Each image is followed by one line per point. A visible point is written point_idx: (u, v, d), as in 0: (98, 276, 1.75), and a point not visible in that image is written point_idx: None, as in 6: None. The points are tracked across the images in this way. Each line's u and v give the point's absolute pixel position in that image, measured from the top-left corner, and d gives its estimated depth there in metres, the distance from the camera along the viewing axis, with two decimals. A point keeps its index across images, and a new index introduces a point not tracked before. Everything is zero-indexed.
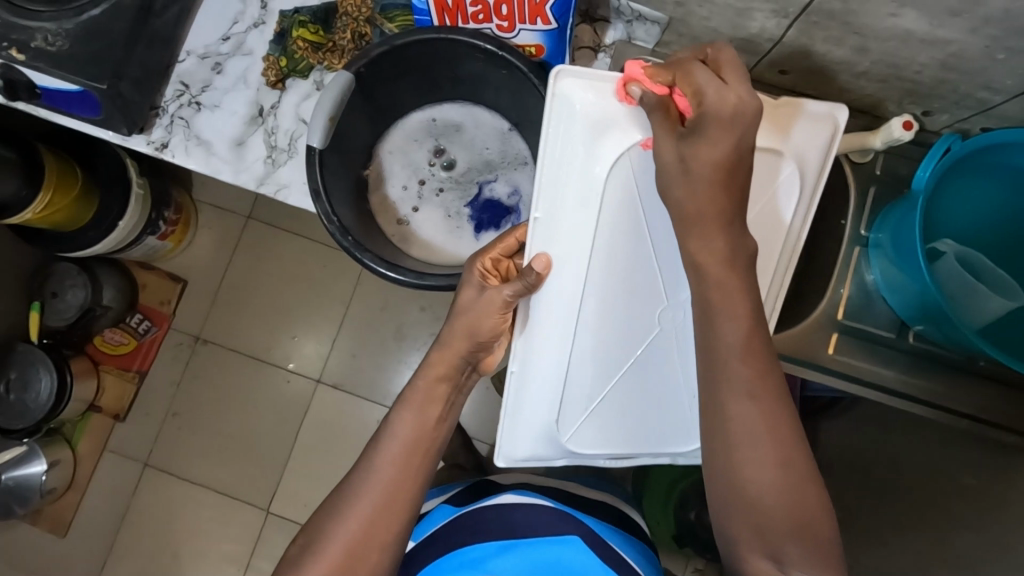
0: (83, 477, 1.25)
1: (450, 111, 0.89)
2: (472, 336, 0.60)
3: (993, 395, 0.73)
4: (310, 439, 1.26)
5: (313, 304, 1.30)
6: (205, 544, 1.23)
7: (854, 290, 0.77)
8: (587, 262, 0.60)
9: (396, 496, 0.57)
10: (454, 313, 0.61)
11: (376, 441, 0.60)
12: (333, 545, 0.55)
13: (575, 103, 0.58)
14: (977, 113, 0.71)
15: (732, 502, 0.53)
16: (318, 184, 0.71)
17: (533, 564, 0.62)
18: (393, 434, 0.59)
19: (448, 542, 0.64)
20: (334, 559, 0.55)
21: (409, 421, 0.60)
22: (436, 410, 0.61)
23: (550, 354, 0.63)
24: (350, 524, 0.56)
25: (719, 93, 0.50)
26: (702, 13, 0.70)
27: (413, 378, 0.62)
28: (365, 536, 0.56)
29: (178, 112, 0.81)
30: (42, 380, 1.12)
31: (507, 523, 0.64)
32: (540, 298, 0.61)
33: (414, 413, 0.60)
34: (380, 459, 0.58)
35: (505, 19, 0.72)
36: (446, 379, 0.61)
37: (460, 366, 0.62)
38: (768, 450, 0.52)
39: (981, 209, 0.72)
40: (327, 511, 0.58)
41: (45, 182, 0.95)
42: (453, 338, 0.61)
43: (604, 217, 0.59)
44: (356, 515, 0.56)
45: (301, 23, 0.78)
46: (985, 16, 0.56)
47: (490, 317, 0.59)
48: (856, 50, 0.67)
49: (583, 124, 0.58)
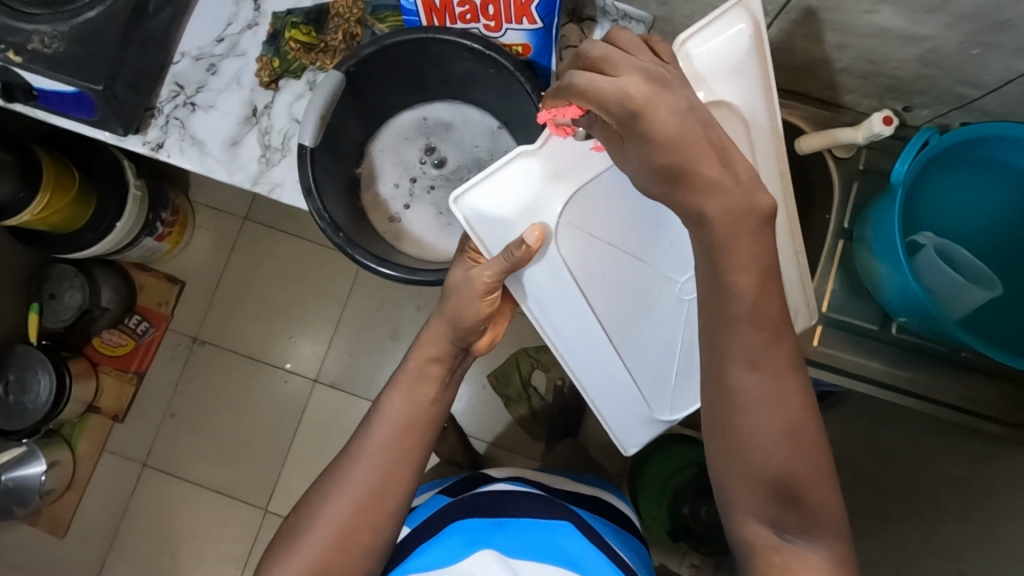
0: (82, 478, 1.26)
1: (441, 110, 0.91)
2: (455, 320, 0.64)
3: (979, 386, 0.74)
4: (308, 438, 1.27)
5: (310, 304, 1.31)
6: (204, 543, 1.24)
7: (839, 284, 0.79)
8: (581, 287, 0.64)
9: (386, 476, 0.58)
10: (444, 295, 0.65)
11: (366, 423, 0.62)
12: (324, 524, 0.56)
13: (489, 209, 0.63)
14: (955, 108, 0.72)
15: (732, 462, 0.50)
16: (309, 182, 0.72)
17: (529, 543, 0.59)
18: (385, 416, 0.61)
19: (441, 522, 0.63)
20: (325, 539, 0.55)
21: (401, 398, 0.62)
22: (429, 391, 0.63)
23: (603, 364, 0.67)
24: (343, 504, 0.57)
25: (614, 86, 0.49)
26: (686, 12, 0.72)
27: (405, 359, 0.65)
28: (357, 516, 0.57)
29: (173, 112, 0.82)
30: (40, 380, 1.13)
31: (501, 506, 0.64)
32: (530, 274, 0.65)
33: (406, 395, 0.62)
34: (371, 442, 0.60)
35: (493, 19, 0.73)
36: (442, 378, 0.62)
37: (452, 350, 0.65)
38: (773, 400, 0.49)
39: (961, 202, 0.73)
40: (319, 488, 0.59)
41: (42, 182, 0.96)
42: (438, 319, 0.65)
43: (598, 230, 0.63)
44: (349, 497, 0.57)
45: (294, 24, 0.80)
46: (959, 12, 0.57)
47: (473, 299, 0.63)
48: (837, 47, 0.68)
49: (506, 207, 0.63)
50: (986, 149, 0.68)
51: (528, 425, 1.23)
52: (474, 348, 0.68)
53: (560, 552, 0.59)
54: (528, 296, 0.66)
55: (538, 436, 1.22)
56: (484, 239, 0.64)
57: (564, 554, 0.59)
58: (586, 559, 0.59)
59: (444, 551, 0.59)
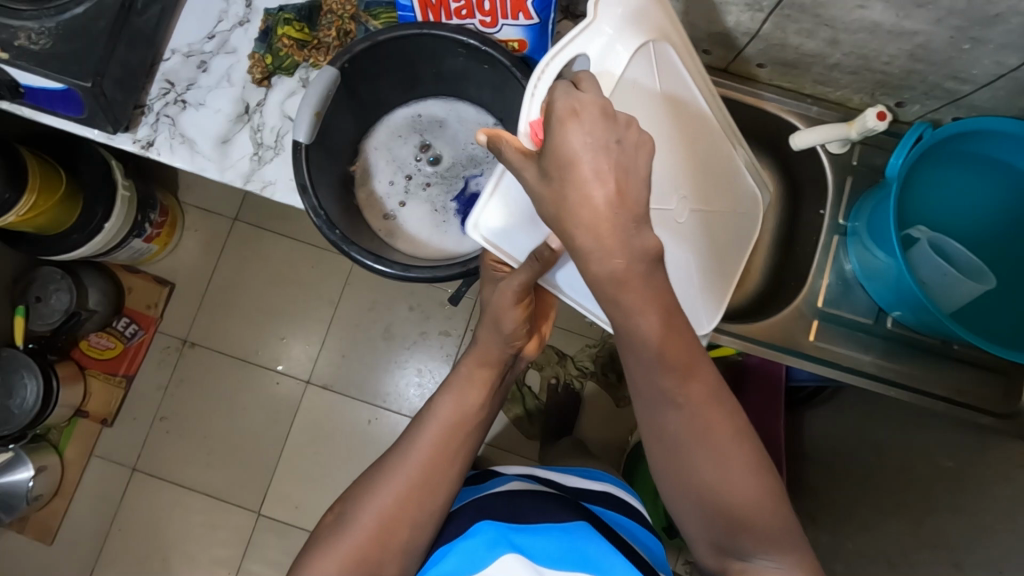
0: (70, 484, 1.24)
1: (435, 107, 0.91)
2: (499, 330, 0.62)
3: (968, 378, 0.76)
4: (300, 441, 1.26)
5: (302, 304, 1.30)
6: (196, 547, 1.23)
7: (833, 279, 0.80)
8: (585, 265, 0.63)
9: (433, 468, 0.59)
10: (484, 313, 0.65)
11: (417, 421, 0.63)
12: (370, 513, 0.56)
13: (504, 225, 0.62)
14: (947, 103, 0.73)
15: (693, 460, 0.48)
16: (305, 179, 0.71)
17: (542, 552, 0.58)
18: (435, 415, 0.62)
19: (456, 527, 0.62)
20: (370, 528, 0.55)
21: (450, 402, 0.63)
22: (475, 394, 0.63)
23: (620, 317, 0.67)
24: (389, 496, 0.57)
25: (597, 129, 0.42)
26: (679, 8, 0.72)
27: (457, 362, 0.66)
28: (404, 506, 0.57)
29: (163, 110, 0.81)
30: (27, 385, 1.12)
31: (515, 510, 0.62)
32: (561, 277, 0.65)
33: (456, 395, 0.63)
34: (418, 442, 0.60)
35: (488, 15, 0.73)
36: (486, 364, 0.65)
37: (502, 356, 0.65)
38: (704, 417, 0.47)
39: (954, 198, 0.74)
40: (359, 487, 0.60)
41: (29, 183, 0.94)
42: (483, 329, 0.64)
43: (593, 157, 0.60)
44: (396, 489, 0.57)
45: (286, 21, 0.80)
46: (948, 8, 0.58)
47: (509, 311, 0.61)
48: (829, 43, 0.69)
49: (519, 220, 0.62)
50: (976, 145, 0.69)
51: (522, 424, 1.23)
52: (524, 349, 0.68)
53: (580, 553, 0.58)
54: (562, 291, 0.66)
55: (533, 434, 1.22)
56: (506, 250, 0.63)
57: (583, 557, 0.58)
58: (605, 561, 0.58)
59: (463, 559, 0.59)
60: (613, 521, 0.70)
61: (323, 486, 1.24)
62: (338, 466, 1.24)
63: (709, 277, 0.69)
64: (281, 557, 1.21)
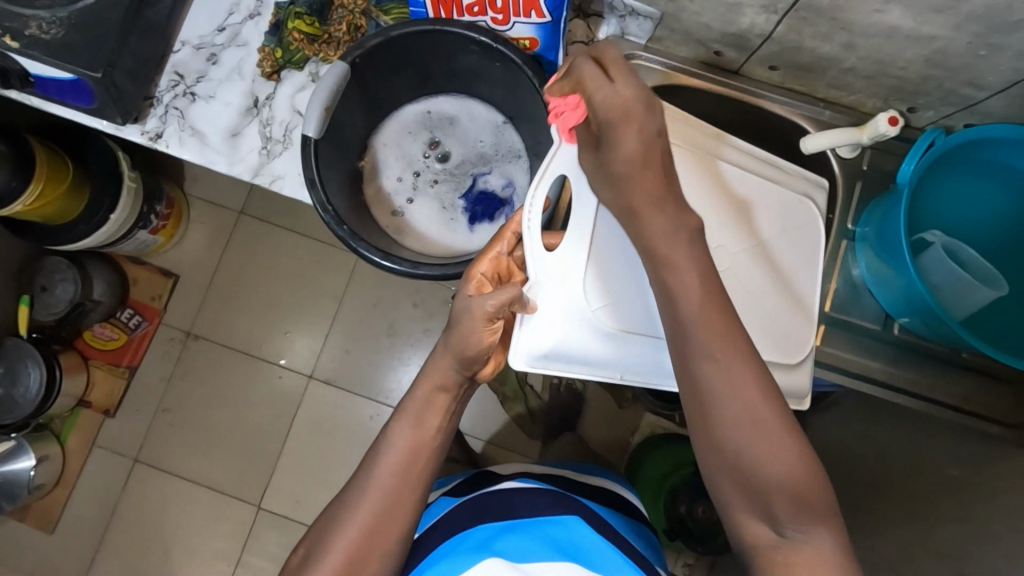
0: (71, 474, 1.24)
1: (445, 103, 0.90)
2: (460, 354, 0.58)
3: (975, 385, 0.76)
4: (302, 435, 1.26)
5: (307, 298, 1.30)
6: (196, 539, 1.23)
7: (842, 285, 0.80)
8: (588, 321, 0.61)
9: (398, 503, 0.55)
10: (450, 325, 0.59)
11: (373, 451, 0.59)
12: (335, 551, 0.53)
13: (536, 328, 0.60)
14: (961, 109, 0.72)
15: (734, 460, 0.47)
16: (313, 174, 0.71)
17: (538, 544, 0.58)
18: (391, 445, 0.57)
19: (450, 526, 0.62)
20: (335, 565, 0.53)
21: (406, 429, 0.58)
22: (434, 419, 0.59)
23: (621, 361, 0.62)
24: (361, 512, 0.55)
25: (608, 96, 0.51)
26: (694, 8, 0.71)
27: (412, 387, 0.61)
28: (370, 540, 0.54)
29: (172, 102, 0.81)
30: (30, 374, 1.12)
31: (509, 507, 0.62)
32: (571, 345, 0.61)
33: (414, 425, 0.58)
34: (378, 470, 0.56)
35: (501, 12, 0.73)
36: (444, 388, 0.60)
37: (457, 378, 0.60)
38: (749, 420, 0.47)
39: (967, 206, 0.74)
40: (328, 517, 0.56)
41: (36, 173, 0.94)
42: (443, 350, 0.60)
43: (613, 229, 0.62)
44: (369, 503, 0.55)
45: (297, 14, 0.79)
46: (967, 13, 0.58)
47: (478, 332, 0.57)
48: (844, 47, 0.68)
49: (542, 315, 0.60)
50: (988, 152, 0.69)
51: (525, 423, 1.22)
52: (479, 375, 0.63)
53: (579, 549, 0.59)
54: (583, 365, 0.61)
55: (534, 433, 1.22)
56: (539, 347, 0.60)
57: (577, 549, 0.58)
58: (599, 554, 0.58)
59: (452, 562, 0.58)
60: (607, 512, 0.69)
61: (324, 480, 1.24)
62: (339, 461, 1.24)
63: (790, 284, 0.65)
64: (281, 552, 1.21)
